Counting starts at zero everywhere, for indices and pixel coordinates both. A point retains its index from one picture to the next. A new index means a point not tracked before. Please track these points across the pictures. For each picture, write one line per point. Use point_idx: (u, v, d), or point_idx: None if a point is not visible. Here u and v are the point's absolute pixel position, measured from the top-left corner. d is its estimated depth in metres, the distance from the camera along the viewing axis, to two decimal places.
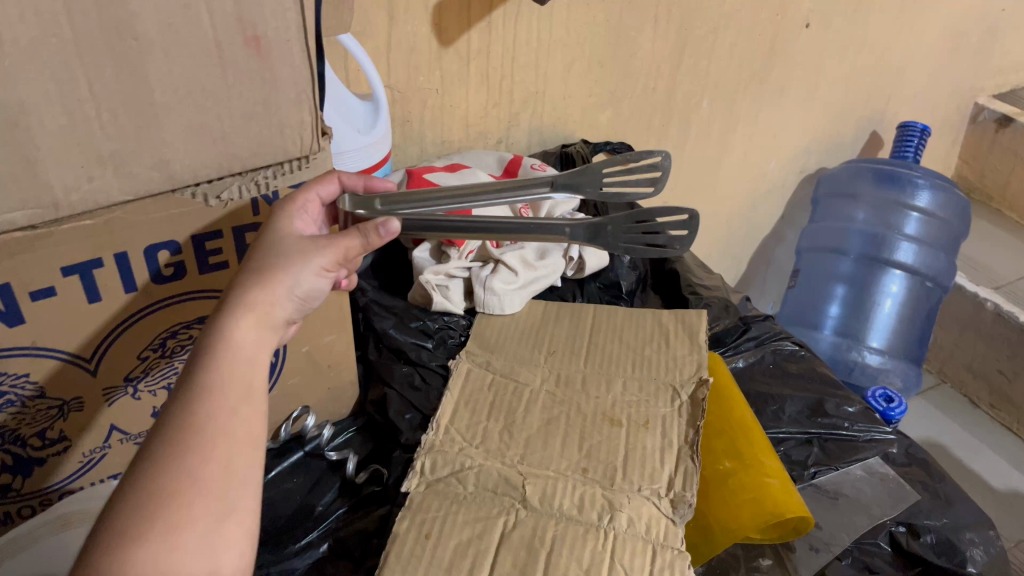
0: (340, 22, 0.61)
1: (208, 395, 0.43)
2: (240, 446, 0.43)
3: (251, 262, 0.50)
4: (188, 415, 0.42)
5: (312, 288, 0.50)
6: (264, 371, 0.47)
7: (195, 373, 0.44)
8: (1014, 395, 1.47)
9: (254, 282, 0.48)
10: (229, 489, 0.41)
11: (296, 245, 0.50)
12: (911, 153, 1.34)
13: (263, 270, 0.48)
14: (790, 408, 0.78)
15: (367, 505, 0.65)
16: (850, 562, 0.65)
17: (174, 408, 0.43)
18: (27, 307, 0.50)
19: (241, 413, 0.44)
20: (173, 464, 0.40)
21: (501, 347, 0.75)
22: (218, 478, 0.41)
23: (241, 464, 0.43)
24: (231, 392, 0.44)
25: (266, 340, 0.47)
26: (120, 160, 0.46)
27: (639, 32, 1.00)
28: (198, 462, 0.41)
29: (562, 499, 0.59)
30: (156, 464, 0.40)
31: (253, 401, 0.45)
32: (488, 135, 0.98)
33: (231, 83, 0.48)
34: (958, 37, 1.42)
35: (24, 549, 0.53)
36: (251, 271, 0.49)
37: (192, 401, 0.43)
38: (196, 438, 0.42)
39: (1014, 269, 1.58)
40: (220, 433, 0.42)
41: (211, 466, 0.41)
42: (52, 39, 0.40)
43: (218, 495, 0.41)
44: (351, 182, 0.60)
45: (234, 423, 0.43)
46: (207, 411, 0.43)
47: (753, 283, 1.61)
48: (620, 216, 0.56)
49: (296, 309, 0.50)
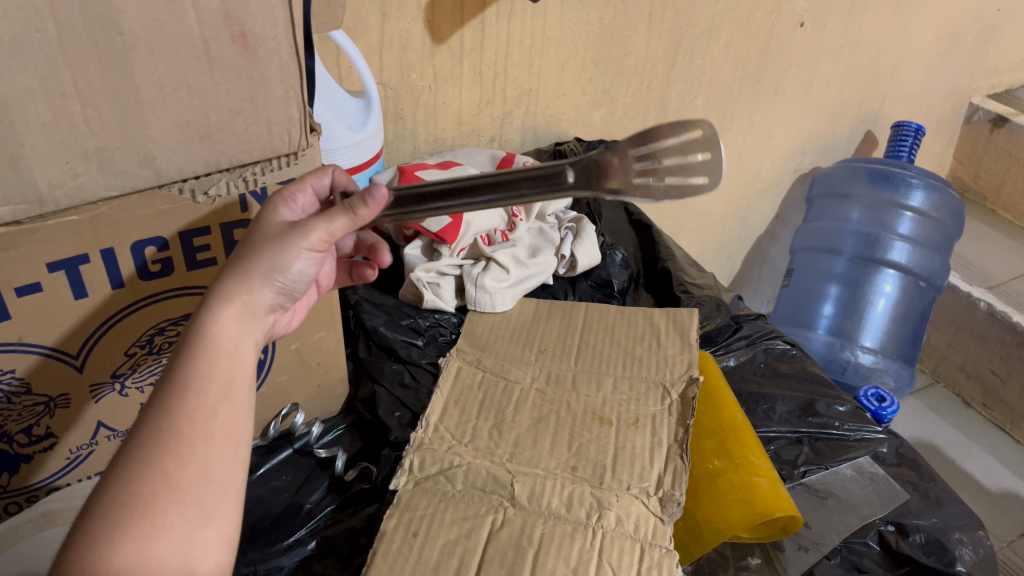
0: (330, 18, 0.60)
1: (186, 395, 0.43)
2: (218, 447, 0.43)
3: (234, 252, 0.50)
4: (166, 416, 0.42)
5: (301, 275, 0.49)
6: (248, 365, 0.46)
7: (173, 371, 0.44)
8: (1007, 394, 1.47)
9: (236, 272, 0.47)
10: (207, 494, 0.41)
11: (279, 232, 0.49)
12: (905, 153, 1.35)
13: (245, 260, 0.48)
14: (781, 408, 0.78)
15: (355, 504, 0.65)
16: (839, 562, 0.65)
17: (152, 407, 0.43)
18: (13, 302, 0.50)
19: (221, 413, 0.43)
20: (151, 469, 0.40)
21: (492, 346, 0.75)
22: (193, 483, 0.41)
23: (220, 467, 0.43)
24: (210, 392, 0.43)
25: (249, 331, 0.47)
26: (105, 157, 0.46)
27: (633, 30, 1.00)
28: (175, 467, 0.41)
29: (551, 498, 0.59)
30: (133, 467, 0.40)
31: (234, 400, 0.44)
32: (481, 132, 0.98)
33: (219, 80, 0.47)
34: (953, 37, 1.42)
35: (8, 546, 0.52)
36: (233, 260, 0.48)
37: (170, 401, 0.42)
38: (173, 441, 0.41)
39: (1009, 268, 1.58)
40: (198, 436, 0.42)
41: (188, 471, 0.41)
42: (35, 34, 0.40)
43: (195, 502, 0.41)
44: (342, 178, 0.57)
45: (213, 423, 0.43)
46: (185, 412, 0.42)
47: (747, 282, 1.61)
48: (629, 140, 0.48)
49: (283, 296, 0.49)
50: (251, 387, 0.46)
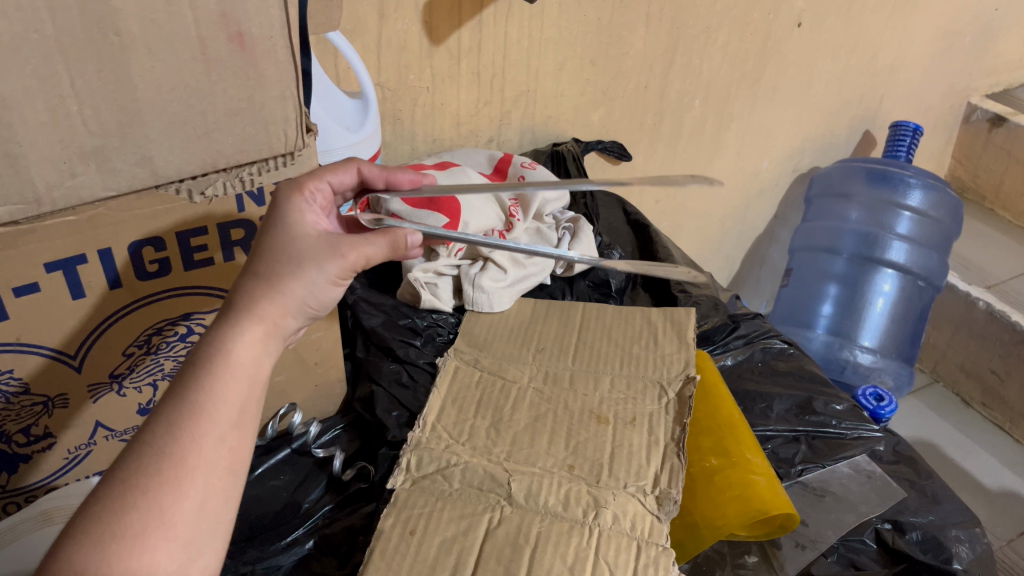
0: (328, 18, 0.60)
1: (196, 418, 0.43)
2: (219, 477, 0.43)
3: (258, 260, 0.51)
4: (168, 441, 0.42)
5: (326, 297, 0.52)
6: (257, 389, 0.47)
7: (182, 392, 0.44)
8: (1006, 394, 1.47)
9: (264, 290, 0.49)
10: (200, 529, 0.42)
11: (304, 249, 0.51)
12: (903, 153, 1.35)
13: (273, 277, 0.49)
14: (778, 406, 0.78)
15: (353, 503, 0.65)
16: (835, 560, 0.66)
17: (158, 426, 0.43)
18: (11, 303, 0.50)
19: (227, 440, 0.44)
20: (148, 497, 0.40)
21: (489, 345, 0.75)
22: (187, 518, 0.41)
23: (216, 499, 0.43)
24: (216, 417, 0.44)
25: (265, 353, 0.48)
26: (102, 156, 0.46)
27: (631, 31, 1.00)
28: (171, 500, 0.41)
29: (547, 496, 0.59)
30: (130, 494, 0.40)
31: (241, 426, 0.45)
32: (480, 133, 0.98)
33: (215, 79, 0.48)
34: (951, 37, 1.42)
35: (8, 544, 0.53)
36: (260, 274, 0.50)
37: (178, 424, 0.43)
38: (173, 470, 0.41)
39: (1008, 267, 1.58)
40: (199, 464, 0.42)
41: (184, 505, 0.41)
42: (33, 34, 0.40)
43: (187, 537, 0.41)
44: (372, 174, 0.60)
45: (215, 451, 0.43)
46: (188, 438, 0.42)
47: (746, 282, 1.61)
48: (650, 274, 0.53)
49: (304, 317, 0.52)
50: (258, 414, 0.47)
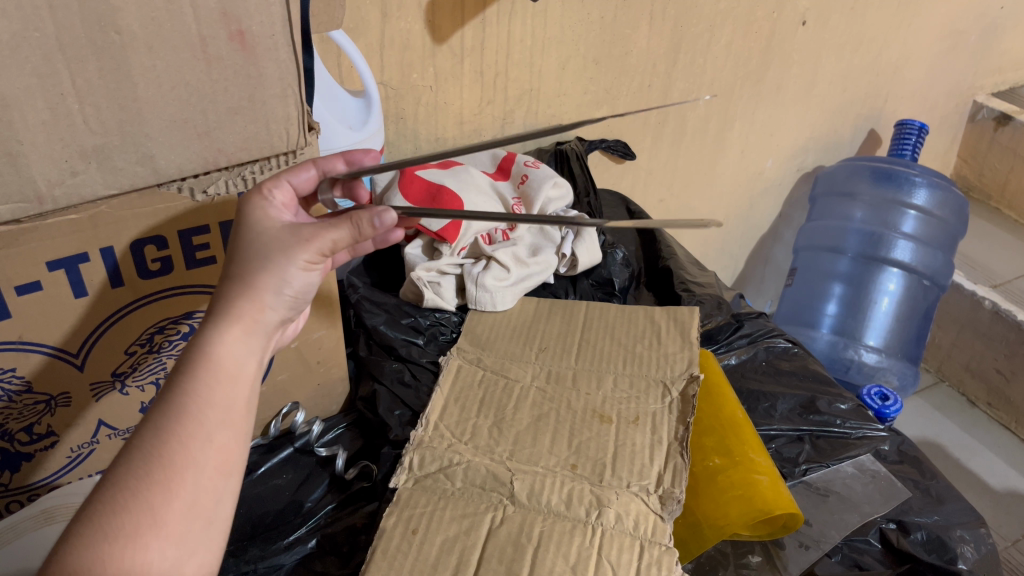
0: (330, 17, 0.60)
1: (183, 420, 0.43)
2: (211, 477, 0.43)
3: (237, 258, 0.50)
4: (157, 443, 0.42)
5: (301, 284, 0.51)
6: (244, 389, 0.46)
7: (169, 395, 0.44)
8: (1012, 394, 1.46)
9: (242, 289, 0.48)
10: (191, 529, 0.41)
11: (280, 237, 0.50)
12: (909, 151, 1.33)
13: (250, 274, 0.48)
14: (782, 406, 0.78)
15: (356, 502, 0.65)
16: (839, 560, 0.66)
17: (147, 430, 0.43)
18: (14, 302, 0.50)
19: (215, 440, 0.44)
20: (138, 499, 0.40)
21: (492, 345, 0.75)
22: (179, 518, 0.41)
23: (208, 498, 0.43)
24: (204, 418, 0.44)
25: (252, 353, 0.47)
26: (104, 155, 0.46)
27: (634, 30, 1.00)
28: (161, 499, 0.41)
29: (550, 495, 0.59)
30: (121, 495, 0.40)
31: (230, 426, 0.45)
32: (483, 132, 0.98)
33: (216, 78, 0.48)
34: (957, 35, 1.41)
35: (10, 541, 0.53)
36: (238, 273, 0.48)
37: (165, 426, 0.43)
38: (163, 471, 0.41)
39: (1013, 267, 1.57)
40: (189, 464, 0.42)
41: (174, 505, 0.41)
42: (34, 32, 0.40)
43: (178, 536, 0.41)
44: (329, 164, 0.56)
45: (206, 451, 0.43)
46: (177, 439, 0.42)
47: (751, 281, 1.61)
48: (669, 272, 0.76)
49: (285, 309, 0.50)
50: (248, 413, 0.46)
